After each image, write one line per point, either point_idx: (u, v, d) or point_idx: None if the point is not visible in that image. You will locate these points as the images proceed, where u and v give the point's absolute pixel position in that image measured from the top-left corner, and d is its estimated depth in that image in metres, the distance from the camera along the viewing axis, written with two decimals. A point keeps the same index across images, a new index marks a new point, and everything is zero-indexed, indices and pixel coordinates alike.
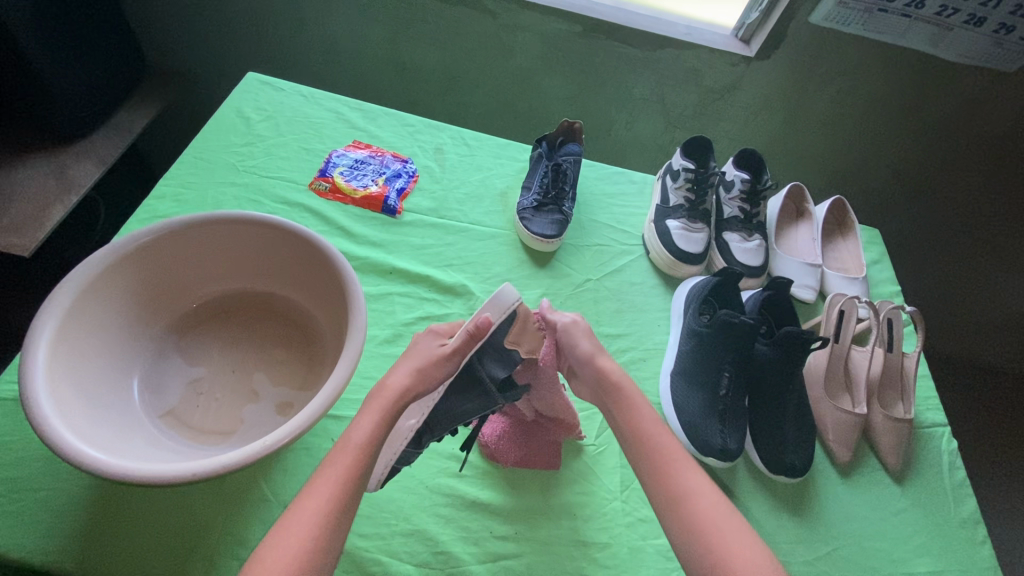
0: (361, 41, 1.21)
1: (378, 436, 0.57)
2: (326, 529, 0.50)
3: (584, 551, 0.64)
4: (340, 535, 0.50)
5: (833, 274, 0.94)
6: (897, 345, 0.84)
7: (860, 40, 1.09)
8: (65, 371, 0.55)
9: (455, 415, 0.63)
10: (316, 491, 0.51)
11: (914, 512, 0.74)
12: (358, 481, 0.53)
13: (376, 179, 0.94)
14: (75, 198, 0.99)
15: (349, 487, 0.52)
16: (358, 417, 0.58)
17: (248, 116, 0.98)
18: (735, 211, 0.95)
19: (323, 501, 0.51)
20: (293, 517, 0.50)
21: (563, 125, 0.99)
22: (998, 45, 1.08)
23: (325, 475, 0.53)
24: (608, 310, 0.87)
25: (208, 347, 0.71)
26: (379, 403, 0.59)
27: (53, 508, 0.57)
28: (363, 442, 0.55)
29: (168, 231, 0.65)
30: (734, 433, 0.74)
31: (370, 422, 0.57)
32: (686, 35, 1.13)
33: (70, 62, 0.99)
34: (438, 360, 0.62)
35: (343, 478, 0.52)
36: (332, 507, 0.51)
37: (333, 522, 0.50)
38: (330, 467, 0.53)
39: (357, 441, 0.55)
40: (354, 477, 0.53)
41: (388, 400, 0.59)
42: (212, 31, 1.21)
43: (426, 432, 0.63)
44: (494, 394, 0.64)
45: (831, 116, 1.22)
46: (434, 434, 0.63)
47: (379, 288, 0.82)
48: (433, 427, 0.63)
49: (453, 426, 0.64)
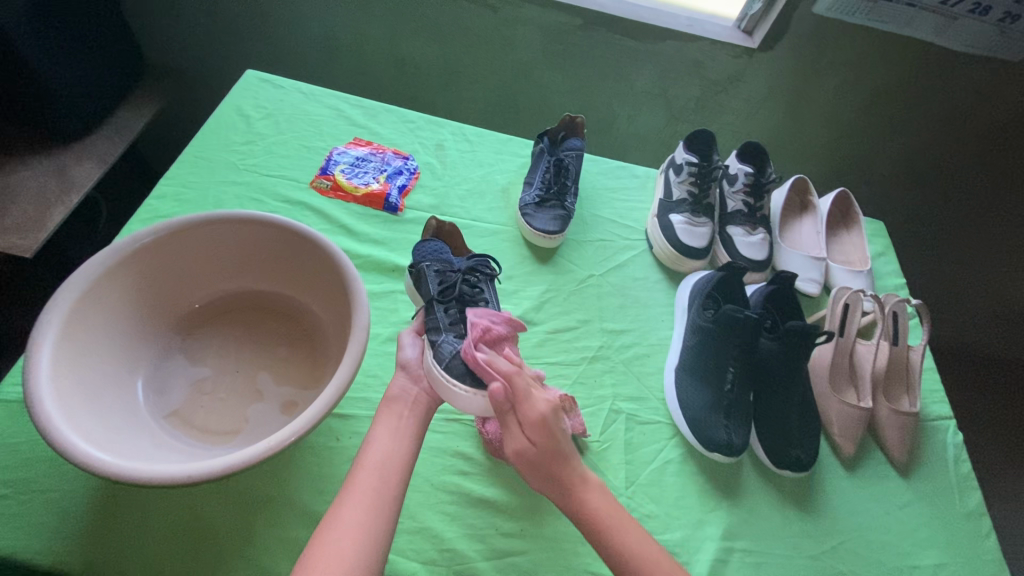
0: (360, 37, 1.20)
1: (393, 443, 0.58)
2: (370, 532, 0.50)
3: (590, 548, 0.65)
4: (385, 539, 0.51)
5: (838, 268, 0.94)
6: (903, 338, 0.83)
7: (864, 30, 1.08)
8: (68, 374, 0.55)
9: (431, 303, 0.71)
10: (352, 500, 0.52)
11: (919, 505, 0.74)
12: (390, 488, 0.54)
13: (377, 176, 0.93)
14: (77, 199, 0.99)
15: (381, 493, 0.53)
16: (372, 430, 0.59)
17: (248, 114, 0.97)
18: (739, 205, 0.94)
19: (360, 507, 0.52)
20: (335, 522, 0.51)
21: (565, 120, 0.98)
22: (1003, 35, 1.07)
23: (357, 484, 0.54)
24: (611, 306, 0.87)
25: (212, 347, 0.71)
26: (392, 409, 0.62)
27: (60, 510, 0.57)
28: (382, 454, 0.56)
29: (170, 231, 0.65)
30: (739, 428, 0.74)
31: (387, 434, 0.59)
32: (688, 27, 1.12)
33: (69, 63, 0.99)
34: (404, 345, 0.70)
35: (374, 486, 0.54)
36: (371, 510, 0.52)
37: (375, 525, 0.51)
38: (360, 474, 0.54)
39: (374, 456, 0.56)
40: (382, 488, 0.54)
41: (400, 406, 0.62)
42: (211, 30, 1.21)
43: (432, 335, 0.69)
44: (444, 272, 0.73)
45: (834, 107, 1.20)
46: (447, 331, 0.69)
47: (383, 286, 0.82)
48: (434, 327, 0.70)
49: (451, 310, 0.71)
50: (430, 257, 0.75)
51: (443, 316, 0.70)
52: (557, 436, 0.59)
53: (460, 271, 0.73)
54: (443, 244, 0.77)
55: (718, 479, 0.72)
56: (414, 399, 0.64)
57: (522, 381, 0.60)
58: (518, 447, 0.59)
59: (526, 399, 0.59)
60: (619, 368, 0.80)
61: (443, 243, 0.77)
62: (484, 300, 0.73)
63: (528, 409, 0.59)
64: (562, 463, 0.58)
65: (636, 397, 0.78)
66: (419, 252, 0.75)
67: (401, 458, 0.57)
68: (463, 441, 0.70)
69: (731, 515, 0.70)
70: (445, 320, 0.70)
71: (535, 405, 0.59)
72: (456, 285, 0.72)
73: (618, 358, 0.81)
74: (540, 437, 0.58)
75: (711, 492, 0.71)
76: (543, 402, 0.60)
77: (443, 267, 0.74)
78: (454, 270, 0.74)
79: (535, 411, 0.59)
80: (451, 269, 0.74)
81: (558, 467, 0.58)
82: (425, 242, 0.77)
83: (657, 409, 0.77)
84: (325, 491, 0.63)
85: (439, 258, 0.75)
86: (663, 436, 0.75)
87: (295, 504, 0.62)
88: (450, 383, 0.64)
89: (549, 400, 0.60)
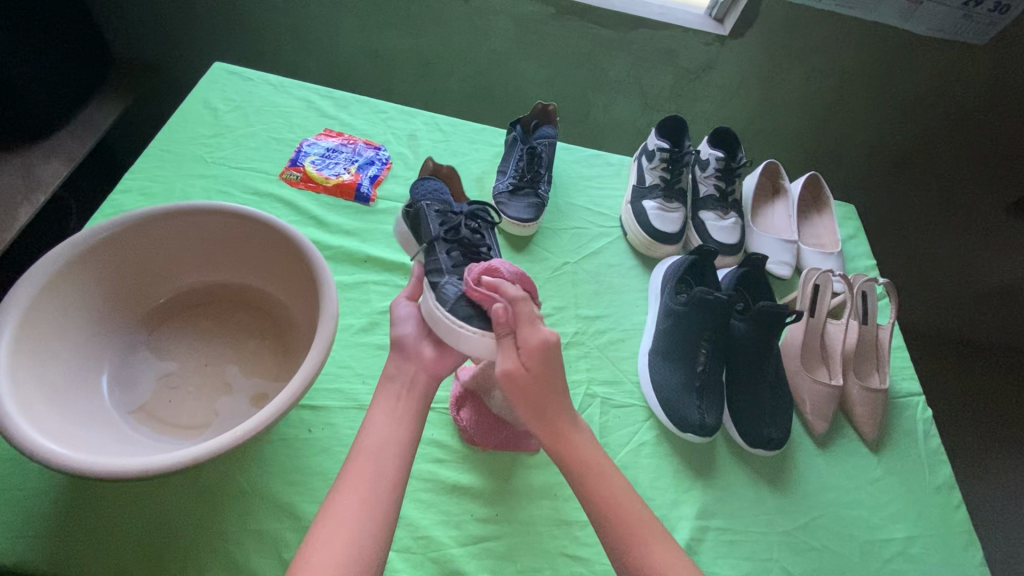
0: (332, 28, 1.18)
1: (389, 431, 0.56)
2: (370, 520, 0.50)
3: (565, 530, 0.65)
4: (387, 524, 0.50)
5: (809, 250, 0.95)
6: (872, 316, 0.85)
7: (831, 16, 1.10)
8: (28, 368, 0.54)
9: (433, 244, 0.70)
10: (348, 490, 0.51)
11: (889, 480, 0.76)
12: (388, 473, 0.53)
13: (348, 167, 0.92)
14: (44, 198, 0.97)
15: (376, 484, 0.52)
16: (370, 414, 0.58)
17: (217, 107, 0.96)
18: (711, 189, 0.94)
19: (356, 495, 0.51)
20: (334, 512, 0.50)
21: (538, 107, 0.98)
22: (967, 18, 1.09)
23: (355, 470, 0.53)
24: (585, 292, 0.87)
25: (180, 341, 0.70)
26: (389, 390, 0.60)
27: (23, 509, 0.56)
28: (379, 439, 0.55)
29: (131, 223, 0.63)
30: (711, 409, 0.74)
31: (386, 415, 0.58)
32: (660, 15, 1.13)
33: (33, 58, 0.97)
34: (398, 319, 0.67)
35: (372, 472, 0.53)
36: (369, 497, 0.51)
37: (376, 514, 0.50)
38: (357, 459, 0.54)
39: (371, 442, 0.55)
40: (379, 473, 0.53)
41: (397, 385, 0.61)
42: (181, 24, 1.19)
43: (433, 278, 0.67)
44: (447, 214, 0.73)
45: (806, 94, 1.22)
46: (450, 274, 0.66)
47: (355, 277, 0.82)
48: (436, 271, 0.67)
49: (454, 253, 0.69)
50: (431, 198, 0.74)
51: (447, 259, 0.68)
52: (553, 368, 0.57)
53: (461, 214, 0.73)
54: (442, 184, 0.77)
55: (692, 460, 0.73)
56: (411, 377, 0.61)
57: (526, 307, 0.59)
58: (508, 372, 0.57)
59: (528, 324, 0.58)
60: (594, 353, 0.81)
61: (443, 185, 0.77)
62: (486, 244, 0.71)
63: (529, 334, 0.58)
64: (551, 395, 0.57)
65: (611, 381, 0.78)
66: (418, 193, 0.75)
67: (400, 441, 0.56)
68: (437, 429, 0.70)
69: (704, 494, 0.70)
70: (449, 262, 0.68)
71: (538, 332, 0.58)
72: (458, 227, 0.71)
73: (593, 344, 0.82)
74: (534, 364, 0.57)
75: (685, 472, 0.72)
76: (546, 330, 0.58)
77: (444, 209, 0.73)
78: (455, 213, 0.73)
79: (536, 338, 0.57)
80: (452, 211, 0.73)
81: (545, 399, 0.57)
82: (424, 181, 0.77)
83: (632, 392, 0.78)
84: (297, 482, 0.63)
85: (439, 200, 0.74)
86: (638, 418, 0.75)
87: (266, 496, 0.61)
88: (458, 326, 0.61)
89: (552, 332, 0.58)
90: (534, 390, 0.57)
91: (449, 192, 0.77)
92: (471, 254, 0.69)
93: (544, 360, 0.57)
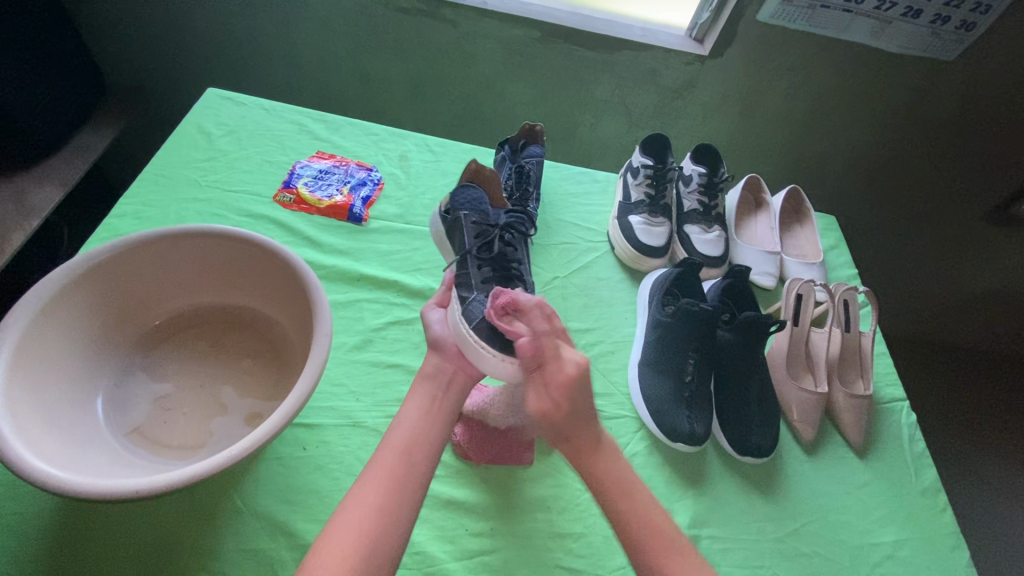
0: (324, 54, 1.21)
1: (419, 426, 0.59)
2: (391, 514, 0.51)
3: (560, 543, 0.66)
4: (407, 518, 0.52)
5: (791, 261, 0.97)
6: (854, 324, 0.87)
7: (806, 36, 1.13)
8: (25, 393, 0.54)
9: (466, 258, 0.73)
10: (371, 480, 0.53)
11: (877, 484, 0.77)
12: (411, 466, 0.55)
13: (341, 188, 0.94)
14: (38, 222, 0.98)
15: (400, 485, 0.53)
16: (402, 409, 0.61)
17: (210, 131, 0.98)
18: (694, 204, 0.98)
19: (378, 485, 0.53)
20: (353, 503, 0.52)
21: (525, 128, 1.01)
22: (936, 36, 1.13)
23: (380, 462, 0.55)
24: (576, 306, 0.89)
25: (174, 363, 0.71)
26: (426, 387, 0.63)
27: (20, 532, 0.56)
28: (407, 434, 0.58)
29: (127, 247, 0.65)
30: (699, 418, 0.76)
31: (416, 410, 0.60)
32: (641, 36, 1.16)
33: (24, 86, 0.98)
34: (430, 320, 0.71)
35: (399, 463, 0.55)
36: (390, 488, 0.53)
37: (396, 506, 0.52)
38: (385, 452, 0.56)
39: (401, 436, 0.57)
40: (401, 465, 0.55)
41: (437, 384, 0.64)
42: (175, 50, 1.22)
43: (463, 291, 0.71)
44: (483, 228, 0.75)
45: (784, 111, 1.26)
46: (478, 290, 0.71)
47: (347, 295, 0.83)
48: (466, 284, 0.72)
49: (488, 268, 0.72)
50: (468, 208, 0.76)
51: (477, 273, 0.72)
52: (579, 400, 0.57)
53: (497, 228, 0.76)
54: (483, 194, 0.79)
55: (683, 470, 0.74)
56: (449, 378, 0.65)
57: (551, 341, 0.59)
58: (537, 405, 0.59)
59: (552, 360, 0.58)
60: None
61: (483, 193, 0.79)
62: (516, 260, 0.75)
63: (555, 369, 0.58)
64: (580, 425, 0.58)
65: (601, 393, 0.80)
66: (458, 201, 0.77)
67: (429, 437, 0.58)
68: None
69: (696, 503, 0.71)
70: (478, 276, 0.72)
71: (563, 365, 0.58)
72: (493, 242, 0.74)
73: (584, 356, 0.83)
74: (564, 400, 0.57)
75: (676, 481, 0.73)
76: (571, 363, 0.58)
77: (480, 221, 0.76)
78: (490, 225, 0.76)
79: (563, 372, 0.57)
80: (489, 224, 0.76)
81: (574, 429, 0.58)
82: (465, 189, 0.78)
83: (623, 404, 0.79)
84: (293, 501, 0.63)
85: (477, 210, 0.77)
86: (629, 429, 0.77)
87: (262, 514, 0.61)
88: (480, 348, 0.64)
89: (578, 361, 0.58)
90: (561, 422, 0.58)
91: (488, 202, 0.79)
92: (500, 270, 0.73)
93: (564, 395, 0.57)
